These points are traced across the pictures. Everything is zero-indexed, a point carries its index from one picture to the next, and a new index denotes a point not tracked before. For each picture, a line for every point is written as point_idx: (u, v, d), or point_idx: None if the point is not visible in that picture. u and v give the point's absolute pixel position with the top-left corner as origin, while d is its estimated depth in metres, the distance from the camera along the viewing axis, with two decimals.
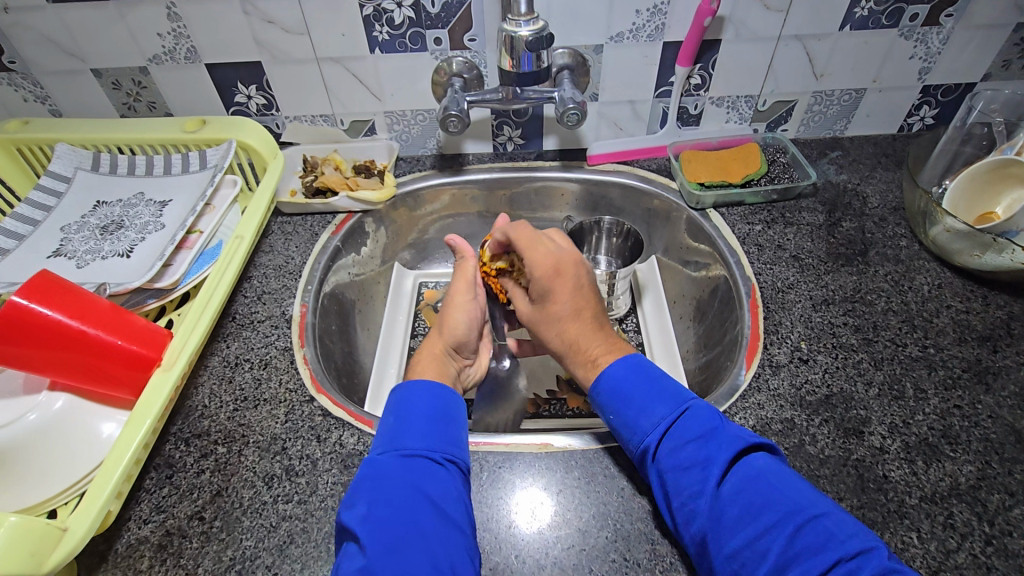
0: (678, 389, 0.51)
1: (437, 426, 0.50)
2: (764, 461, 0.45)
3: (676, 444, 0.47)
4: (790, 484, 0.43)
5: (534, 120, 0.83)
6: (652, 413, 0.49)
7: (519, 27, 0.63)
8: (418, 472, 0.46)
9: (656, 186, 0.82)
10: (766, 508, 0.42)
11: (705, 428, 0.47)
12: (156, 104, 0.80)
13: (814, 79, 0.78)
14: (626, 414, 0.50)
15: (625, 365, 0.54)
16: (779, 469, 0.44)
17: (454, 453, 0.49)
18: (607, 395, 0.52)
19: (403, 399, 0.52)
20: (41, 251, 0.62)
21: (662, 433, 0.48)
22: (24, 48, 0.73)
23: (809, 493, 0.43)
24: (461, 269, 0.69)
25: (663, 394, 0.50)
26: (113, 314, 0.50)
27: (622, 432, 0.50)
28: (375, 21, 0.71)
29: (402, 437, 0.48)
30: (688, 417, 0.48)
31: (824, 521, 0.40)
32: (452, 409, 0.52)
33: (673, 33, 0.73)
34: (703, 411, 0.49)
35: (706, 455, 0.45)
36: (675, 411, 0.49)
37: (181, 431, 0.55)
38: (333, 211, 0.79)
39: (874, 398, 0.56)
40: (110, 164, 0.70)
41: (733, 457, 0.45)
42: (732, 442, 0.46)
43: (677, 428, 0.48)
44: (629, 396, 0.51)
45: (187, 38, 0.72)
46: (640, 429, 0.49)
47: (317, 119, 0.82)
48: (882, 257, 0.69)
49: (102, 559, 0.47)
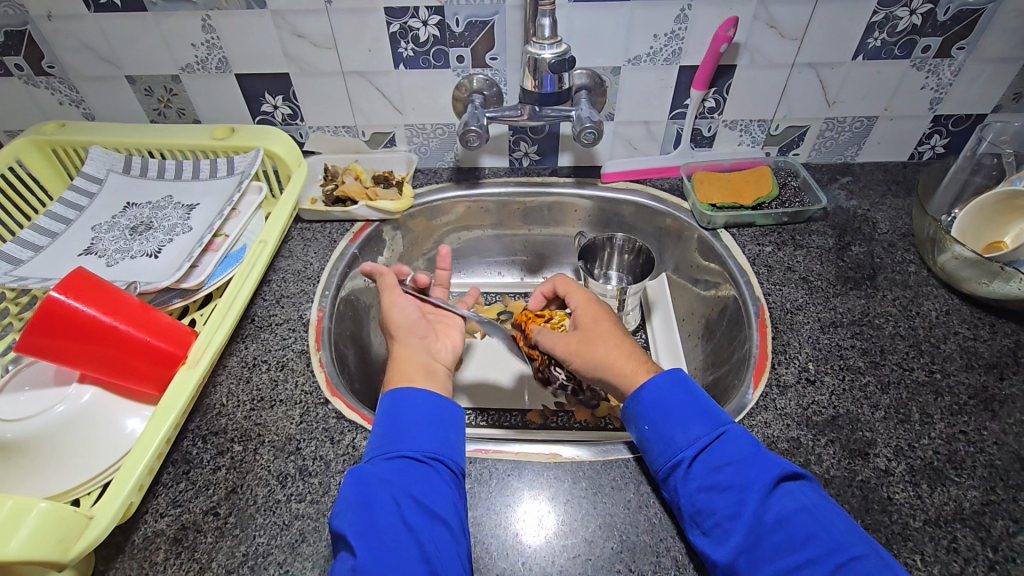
0: (716, 411, 0.51)
1: (425, 429, 0.50)
2: (804, 493, 0.46)
3: (713, 465, 0.47)
4: (829, 518, 0.44)
5: (550, 138, 0.85)
6: (689, 430, 0.49)
7: (542, 49, 0.65)
8: (402, 475, 0.47)
9: (668, 206, 0.83)
10: (807, 541, 0.42)
11: (743, 452, 0.48)
12: (185, 111, 0.83)
13: (826, 106, 0.80)
14: (665, 427, 0.50)
15: (669, 377, 0.53)
16: (820, 503, 0.45)
17: (442, 452, 0.49)
18: (644, 404, 0.52)
19: (393, 403, 0.52)
20: (72, 249, 0.64)
21: (698, 450, 0.48)
22: (64, 54, 0.76)
23: (846, 530, 0.43)
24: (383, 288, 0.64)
25: (701, 412, 0.50)
26: (141, 311, 0.52)
27: (655, 445, 0.50)
28: (400, 38, 0.73)
29: (389, 443, 0.49)
30: (725, 441, 0.48)
31: (864, 564, 0.41)
32: (439, 411, 0.52)
33: (690, 57, 0.75)
34: (740, 436, 0.49)
35: (747, 479, 0.46)
36: (712, 432, 0.49)
37: (199, 428, 0.57)
38: (352, 218, 0.81)
39: (880, 421, 0.56)
40: (141, 167, 0.73)
41: (771, 483, 0.46)
42: (772, 467, 0.47)
43: (713, 450, 0.48)
44: (667, 409, 0.51)
45: (220, 49, 0.75)
46: (675, 444, 0.49)
47: (340, 130, 0.85)
48: (890, 282, 0.70)
49: (119, 549, 0.48)
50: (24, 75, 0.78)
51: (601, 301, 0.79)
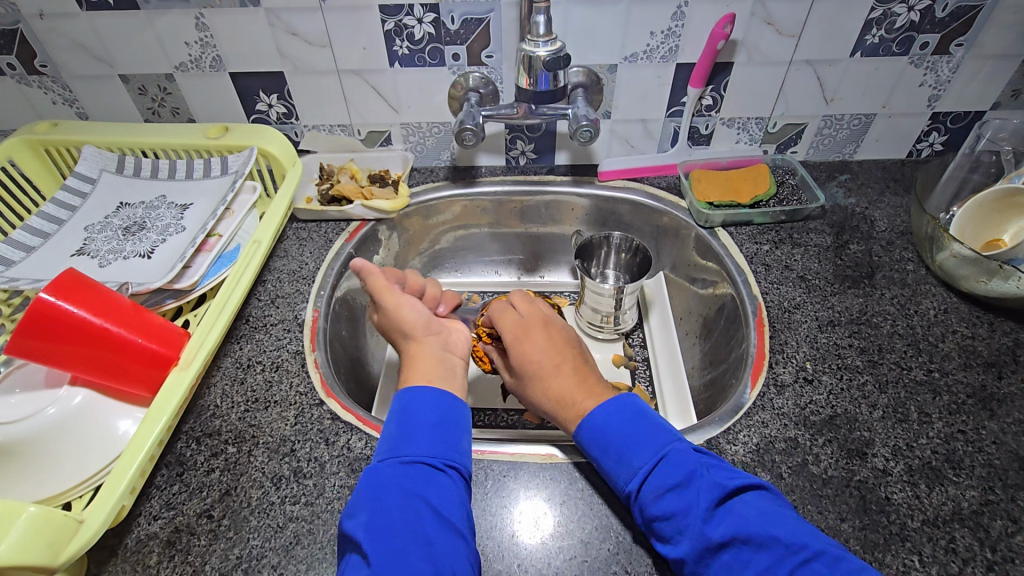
0: (655, 434, 0.50)
1: (439, 433, 0.50)
2: (749, 505, 0.45)
3: (655, 493, 0.47)
4: (778, 523, 0.43)
5: (546, 136, 0.85)
6: (630, 462, 0.49)
7: (537, 46, 0.64)
8: (418, 480, 0.46)
9: (666, 204, 0.83)
10: (757, 555, 0.42)
11: (682, 474, 0.47)
12: (179, 110, 0.83)
13: (824, 104, 0.80)
14: (608, 461, 0.50)
15: (606, 410, 0.53)
16: (766, 510, 0.44)
17: (456, 459, 0.49)
18: (586, 442, 0.52)
19: (408, 404, 0.52)
20: (65, 250, 0.64)
21: (640, 481, 0.48)
22: (56, 54, 0.75)
23: (800, 531, 0.43)
24: (376, 284, 0.62)
25: (641, 442, 0.50)
26: (133, 313, 0.52)
27: (606, 479, 0.51)
28: (396, 36, 0.73)
29: (405, 445, 0.49)
30: (665, 466, 0.48)
31: (816, 565, 0.40)
32: (455, 416, 0.52)
33: (687, 54, 0.74)
34: (681, 456, 0.48)
35: (686, 504, 0.45)
36: (652, 459, 0.48)
37: (193, 430, 0.56)
38: (347, 218, 0.81)
39: (878, 420, 0.56)
40: (134, 167, 0.72)
41: (712, 503, 0.45)
42: (711, 488, 0.46)
43: (654, 476, 0.48)
44: (607, 442, 0.51)
45: (214, 47, 0.75)
46: (621, 479, 0.49)
47: (335, 129, 0.84)
48: (889, 280, 0.70)
49: (112, 552, 0.48)
50: (17, 74, 0.77)
51: (599, 300, 0.79)
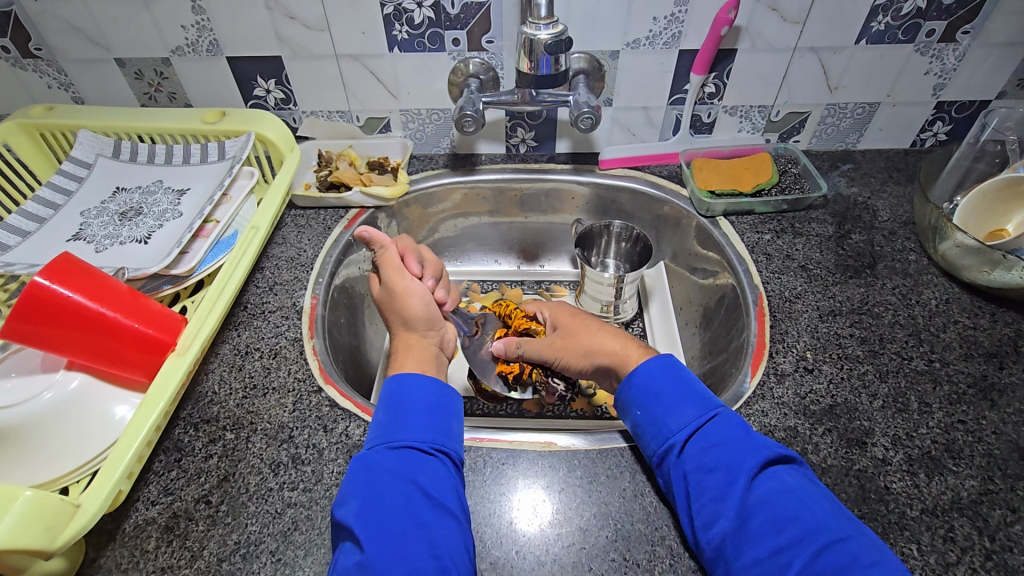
0: (703, 394, 0.51)
1: (430, 418, 0.50)
2: (793, 476, 0.45)
3: (702, 447, 0.47)
4: (816, 501, 0.44)
5: (547, 123, 0.84)
6: (680, 414, 0.50)
7: (538, 29, 0.63)
8: (410, 465, 0.46)
9: (667, 193, 0.82)
10: (792, 522, 0.42)
11: (734, 435, 0.48)
12: (176, 95, 0.82)
13: (828, 92, 0.79)
14: (656, 410, 0.51)
15: (659, 363, 0.54)
16: (807, 486, 0.45)
17: (448, 444, 0.49)
18: (636, 389, 0.53)
19: (397, 390, 0.52)
20: (61, 234, 0.63)
21: (688, 434, 0.48)
22: (50, 36, 0.74)
23: (834, 513, 0.43)
24: (386, 259, 0.64)
25: (691, 396, 0.51)
26: (130, 298, 0.52)
27: (647, 429, 0.51)
28: (395, 20, 0.72)
29: (394, 431, 0.49)
30: (716, 424, 0.49)
31: (849, 545, 0.41)
32: (444, 401, 0.52)
33: (689, 40, 0.73)
34: (732, 420, 0.49)
35: (734, 462, 0.46)
36: (702, 415, 0.49)
37: (191, 416, 0.56)
38: (346, 205, 0.80)
39: (878, 410, 0.56)
40: (130, 152, 0.72)
41: (759, 466, 0.46)
42: (759, 451, 0.46)
43: (704, 431, 0.48)
44: (657, 394, 0.52)
45: (210, 31, 0.74)
46: (665, 429, 0.50)
47: (333, 115, 0.84)
48: (890, 270, 0.69)
49: (110, 537, 0.48)
50: (11, 58, 0.76)
51: (599, 289, 0.79)
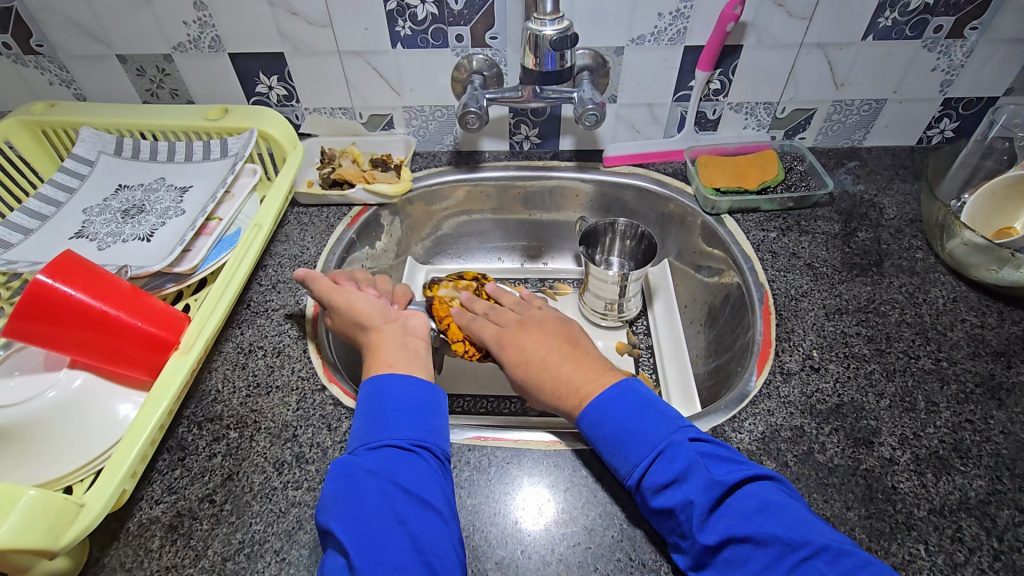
0: (652, 423, 0.50)
1: (409, 416, 0.49)
2: (750, 496, 0.44)
3: (653, 487, 0.46)
4: (780, 519, 0.43)
5: (551, 120, 0.83)
6: (629, 452, 0.49)
7: (543, 25, 0.63)
8: (389, 463, 0.46)
9: (672, 190, 0.81)
10: (755, 551, 0.42)
11: (678, 469, 0.46)
12: (178, 91, 0.81)
13: (834, 88, 0.78)
14: (608, 452, 0.50)
15: (607, 398, 0.52)
16: (770, 503, 0.44)
17: (428, 439, 0.49)
18: (589, 427, 0.52)
19: (373, 391, 0.51)
20: (64, 232, 0.63)
21: (638, 475, 0.47)
22: (52, 33, 0.74)
23: (798, 525, 0.43)
24: (319, 284, 0.61)
25: (639, 433, 0.49)
26: (133, 297, 0.51)
27: (606, 469, 0.50)
28: (398, 16, 0.71)
29: (371, 433, 0.48)
30: (661, 459, 0.47)
31: (818, 562, 0.40)
32: (424, 398, 0.51)
33: (695, 37, 0.73)
34: (680, 447, 0.47)
35: (684, 500, 0.45)
36: (649, 454, 0.48)
37: (194, 415, 0.56)
38: (349, 202, 0.80)
39: (885, 409, 0.55)
40: (132, 149, 0.71)
41: (710, 498, 0.44)
42: (708, 483, 0.45)
43: (652, 470, 0.47)
44: (606, 435, 0.50)
45: (213, 27, 0.73)
46: (620, 469, 0.49)
47: (336, 112, 0.83)
48: (897, 268, 0.69)
49: (114, 536, 0.48)
50: (13, 54, 0.76)
51: (602, 288, 0.78)
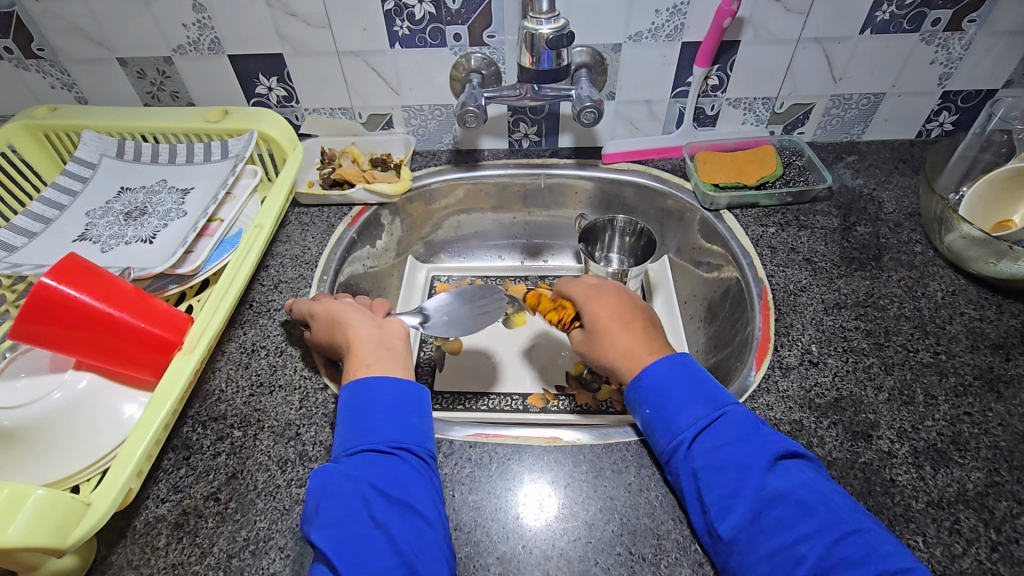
0: (717, 391, 0.51)
1: (386, 418, 0.49)
2: (805, 471, 0.46)
3: (712, 445, 0.47)
4: (828, 494, 0.44)
5: (550, 118, 0.84)
6: (690, 411, 0.49)
7: (539, 24, 0.63)
8: (367, 468, 0.46)
9: (671, 186, 0.82)
10: (808, 515, 0.43)
11: (741, 433, 0.47)
12: (179, 94, 0.82)
13: (832, 83, 0.78)
14: (664, 411, 0.50)
15: (670, 361, 0.53)
16: (819, 480, 0.45)
17: (406, 441, 0.49)
18: (646, 389, 0.52)
19: (351, 396, 0.51)
20: (67, 235, 0.64)
21: (698, 431, 0.48)
22: (53, 37, 0.75)
23: (845, 507, 0.44)
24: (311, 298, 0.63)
25: (701, 395, 0.50)
26: (137, 298, 0.52)
27: (656, 428, 0.50)
28: (396, 16, 0.72)
29: (352, 436, 0.48)
30: (726, 421, 0.48)
31: (864, 536, 0.41)
32: (402, 398, 0.51)
33: (692, 33, 0.73)
34: (742, 416, 0.49)
35: (742, 459, 0.46)
36: (712, 412, 0.49)
37: (198, 414, 0.57)
38: (349, 202, 0.80)
39: (884, 403, 0.56)
40: (134, 151, 0.72)
41: (771, 461, 0.46)
42: (771, 449, 0.47)
43: (713, 429, 0.48)
44: (666, 394, 0.51)
45: (212, 29, 0.74)
46: (674, 426, 0.49)
47: (335, 112, 0.84)
48: (896, 262, 0.69)
49: (120, 535, 0.49)
50: (14, 58, 0.77)
51: None
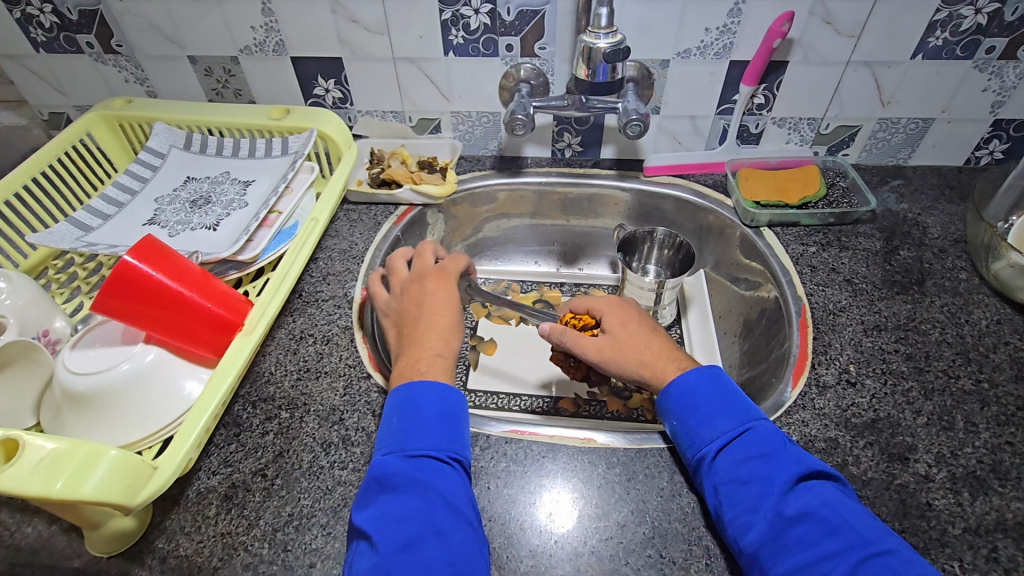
0: (744, 406, 0.52)
1: (444, 425, 0.50)
2: (830, 490, 0.46)
3: (737, 459, 0.48)
4: (855, 514, 0.44)
5: (594, 129, 0.85)
6: (716, 425, 0.51)
7: (597, 38, 0.65)
8: (425, 471, 0.47)
9: (711, 202, 0.82)
10: (830, 534, 0.43)
11: (768, 447, 0.48)
12: (242, 91, 0.86)
13: (880, 106, 0.78)
14: (690, 422, 0.52)
15: (697, 374, 0.54)
16: (846, 499, 0.45)
17: (460, 451, 0.50)
18: (674, 400, 0.54)
19: (410, 396, 0.51)
20: (137, 219, 0.68)
21: (722, 445, 0.50)
22: (132, 35, 0.80)
23: (874, 527, 0.43)
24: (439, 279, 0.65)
25: (729, 408, 0.52)
26: (202, 280, 0.55)
27: (682, 439, 0.52)
28: (452, 25, 0.75)
29: (410, 438, 0.49)
30: (751, 436, 0.49)
31: (890, 558, 0.41)
32: (458, 409, 0.53)
33: (741, 52, 0.74)
34: (768, 430, 0.50)
35: (768, 473, 0.47)
36: (738, 427, 0.50)
37: (249, 394, 0.59)
38: (396, 201, 0.83)
39: (922, 427, 0.56)
40: (200, 144, 0.76)
41: (794, 479, 0.46)
42: (794, 464, 0.47)
43: (739, 443, 0.49)
44: (695, 404, 0.52)
45: (277, 32, 0.78)
46: (700, 439, 0.51)
47: (387, 115, 0.87)
48: (939, 288, 0.69)
49: (174, 502, 0.52)
50: (95, 53, 0.82)
51: (640, 293, 0.79)
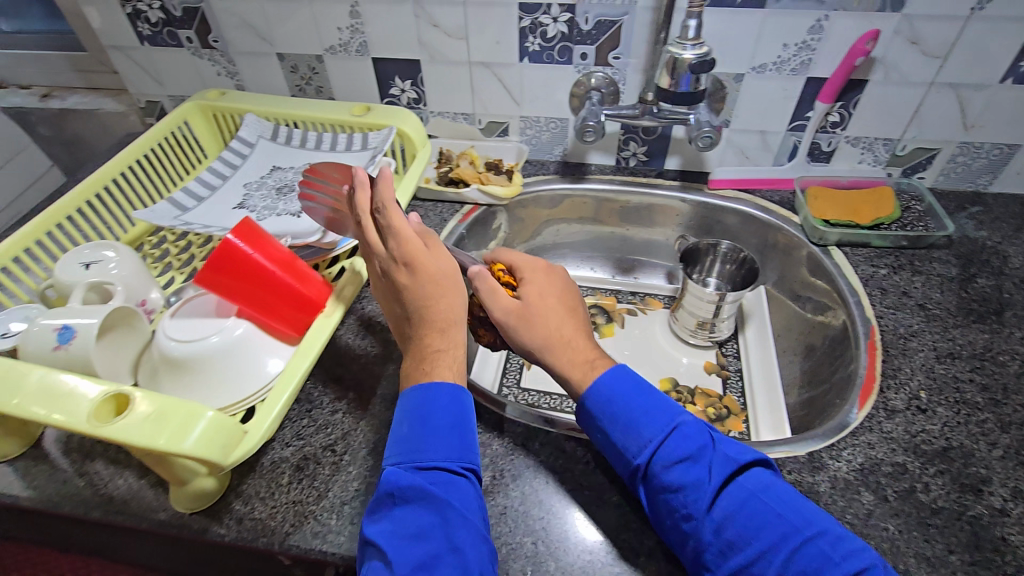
0: (668, 404, 0.50)
1: (456, 434, 0.47)
2: (757, 479, 0.46)
3: (669, 466, 0.46)
4: (784, 502, 0.44)
5: (661, 139, 0.86)
6: (640, 433, 0.48)
7: (684, 49, 0.66)
8: (439, 486, 0.45)
9: (777, 218, 0.82)
10: (769, 535, 0.42)
11: (694, 447, 0.47)
12: (323, 88, 0.91)
13: (962, 130, 0.76)
14: (615, 432, 0.49)
15: (610, 376, 0.51)
16: (782, 488, 0.45)
17: (471, 460, 0.48)
18: (596, 405, 0.50)
19: (421, 404, 0.47)
20: (227, 202, 0.72)
21: (652, 454, 0.47)
22: (228, 32, 0.85)
23: (806, 509, 0.44)
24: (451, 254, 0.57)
25: (650, 410, 0.49)
26: (288, 261, 0.59)
27: (609, 450, 0.50)
28: (529, 33, 0.77)
29: (420, 448, 0.46)
30: (678, 437, 0.48)
31: (825, 543, 0.42)
32: (469, 414, 0.49)
33: (819, 69, 0.73)
34: (690, 427, 0.49)
35: (697, 477, 0.45)
36: (665, 429, 0.48)
37: (320, 374, 0.63)
38: (462, 200, 0.86)
39: (997, 459, 0.54)
40: (286, 136, 0.81)
41: (724, 481, 0.45)
42: (724, 464, 0.46)
43: (668, 449, 0.47)
44: (614, 412, 0.50)
45: (362, 33, 0.82)
46: (632, 451, 0.48)
47: (458, 117, 0.90)
48: (1019, 319, 0.66)
49: (251, 468, 0.55)
50: (193, 47, 0.88)
51: (698, 304, 0.80)
